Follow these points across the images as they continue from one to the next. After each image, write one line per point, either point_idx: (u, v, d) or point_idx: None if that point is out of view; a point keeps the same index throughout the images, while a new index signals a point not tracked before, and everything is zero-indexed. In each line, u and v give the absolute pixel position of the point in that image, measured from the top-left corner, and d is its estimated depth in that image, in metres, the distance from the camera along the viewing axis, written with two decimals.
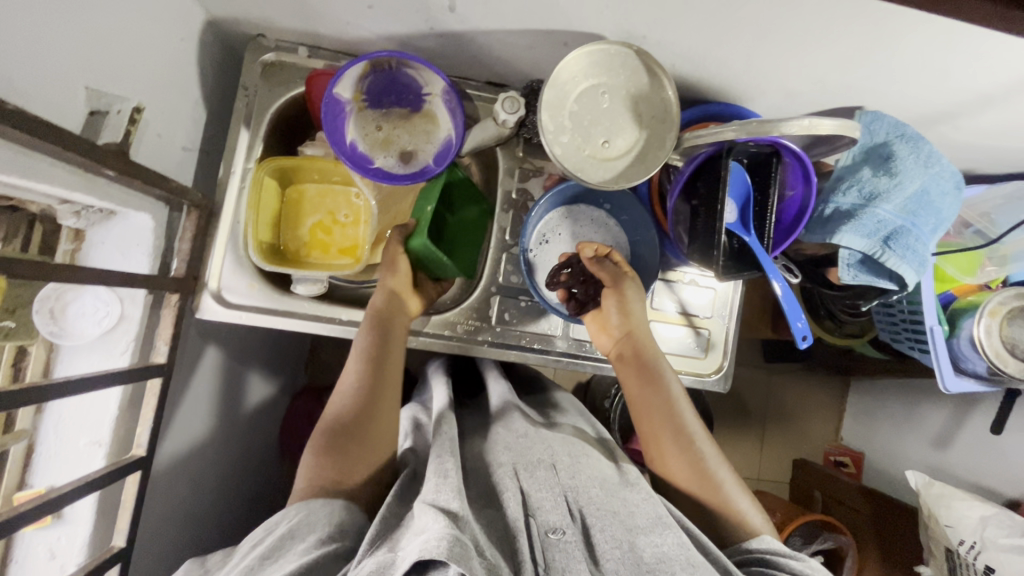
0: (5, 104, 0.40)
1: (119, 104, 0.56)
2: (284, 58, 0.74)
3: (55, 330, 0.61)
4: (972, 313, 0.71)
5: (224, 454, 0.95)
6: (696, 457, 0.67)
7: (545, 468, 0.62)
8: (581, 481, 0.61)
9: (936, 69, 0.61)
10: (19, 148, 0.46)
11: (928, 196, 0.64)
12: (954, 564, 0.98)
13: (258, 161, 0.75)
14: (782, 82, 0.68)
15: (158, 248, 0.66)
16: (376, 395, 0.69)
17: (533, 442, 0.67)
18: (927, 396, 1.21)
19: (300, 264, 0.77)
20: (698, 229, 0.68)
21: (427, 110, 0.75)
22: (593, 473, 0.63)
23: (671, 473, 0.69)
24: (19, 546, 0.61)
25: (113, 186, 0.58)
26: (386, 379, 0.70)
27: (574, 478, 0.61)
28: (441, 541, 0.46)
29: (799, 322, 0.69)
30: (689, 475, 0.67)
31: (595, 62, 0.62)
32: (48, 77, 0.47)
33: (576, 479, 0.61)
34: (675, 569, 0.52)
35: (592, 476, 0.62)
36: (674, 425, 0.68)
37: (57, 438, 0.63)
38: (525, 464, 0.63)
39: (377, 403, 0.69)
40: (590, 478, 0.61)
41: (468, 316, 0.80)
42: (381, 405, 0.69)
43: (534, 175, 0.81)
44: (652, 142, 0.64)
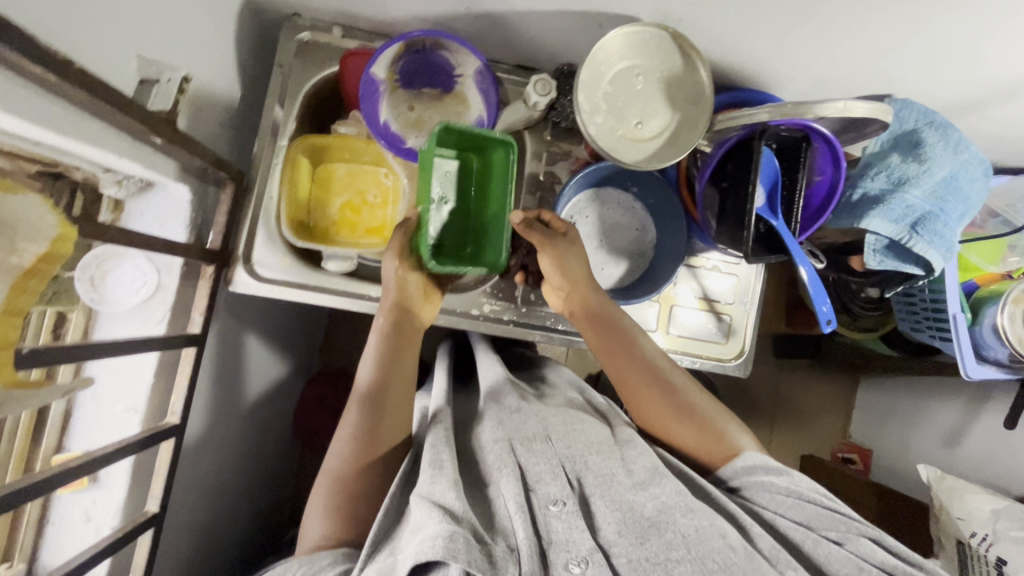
0: (73, 65, 0.41)
1: (169, 73, 0.57)
2: (319, 38, 0.75)
3: (95, 296, 0.63)
4: (995, 301, 0.72)
5: (244, 431, 0.96)
6: (666, 386, 0.70)
7: (541, 441, 0.62)
8: (578, 451, 0.61)
9: (969, 56, 0.61)
10: (76, 111, 0.47)
11: (957, 182, 0.65)
12: (965, 556, 0.99)
13: (292, 139, 0.76)
14: (813, 68, 0.69)
15: (194, 220, 0.68)
16: (385, 399, 0.68)
17: (527, 417, 0.67)
18: (938, 392, 1.22)
19: (329, 241, 0.78)
20: (727, 212, 0.69)
21: (459, 91, 0.76)
22: (588, 438, 0.64)
23: (647, 411, 0.71)
24: (56, 508, 0.64)
25: (157, 155, 0.59)
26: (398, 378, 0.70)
27: (571, 447, 0.62)
28: (436, 542, 0.48)
29: (824, 306, 0.69)
30: (661, 406, 0.69)
31: (631, 44, 0.63)
32: (105, 43, 0.48)
33: (571, 449, 0.61)
34: (676, 516, 0.53)
35: (587, 443, 0.63)
36: (637, 363, 0.71)
37: (94, 403, 0.65)
38: (522, 439, 0.63)
39: (393, 387, 0.69)
40: (585, 446, 0.62)
41: (495, 295, 0.82)
42: (388, 416, 0.68)
43: (561, 158, 0.82)
44: (684, 124, 0.65)
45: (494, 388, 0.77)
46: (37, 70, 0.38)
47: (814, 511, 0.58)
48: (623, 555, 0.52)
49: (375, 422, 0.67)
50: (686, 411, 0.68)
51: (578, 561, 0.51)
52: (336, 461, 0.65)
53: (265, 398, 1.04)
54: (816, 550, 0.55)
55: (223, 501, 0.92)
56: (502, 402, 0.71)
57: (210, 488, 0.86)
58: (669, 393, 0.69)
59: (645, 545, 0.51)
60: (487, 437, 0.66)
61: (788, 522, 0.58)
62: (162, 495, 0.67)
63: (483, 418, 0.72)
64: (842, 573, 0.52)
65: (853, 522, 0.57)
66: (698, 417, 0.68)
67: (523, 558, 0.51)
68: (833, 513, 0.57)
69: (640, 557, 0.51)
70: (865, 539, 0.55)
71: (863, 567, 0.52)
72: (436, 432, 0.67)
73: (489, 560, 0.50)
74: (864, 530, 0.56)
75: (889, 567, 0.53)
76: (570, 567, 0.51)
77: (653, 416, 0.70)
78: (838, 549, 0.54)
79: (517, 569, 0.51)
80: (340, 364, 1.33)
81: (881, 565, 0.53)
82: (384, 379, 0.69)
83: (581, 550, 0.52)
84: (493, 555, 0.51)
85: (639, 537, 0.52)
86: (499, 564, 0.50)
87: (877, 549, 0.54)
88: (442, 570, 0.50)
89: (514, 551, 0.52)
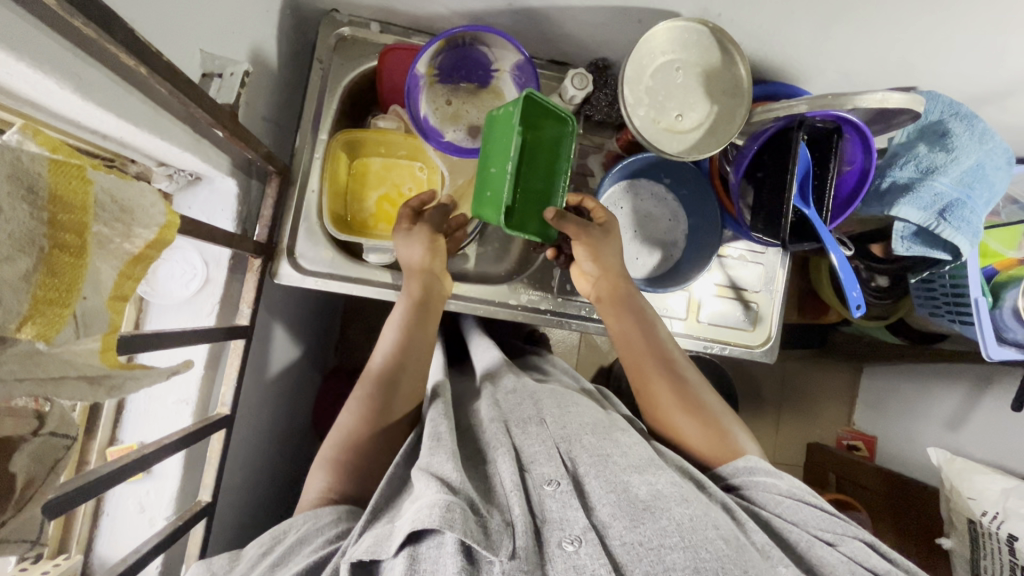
0: (160, 56, 0.42)
1: (232, 67, 0.57)
2: (357, 33, 0.77)
3: (148, 288, 0.65)
4: (1017, 284, 0.75)
5: (271, 425, 0.97)
6: (677, 378, 0.72)
7: (535, 423, 0.67)
8: (572, 431, 0.65)
9: (995, 49, 0.64)
10: (145, 102, 0.48)
11: (983, 170, 0.68)
12: (976, 535, 1.01)
13: (330, 133, 0.77)
14: (844, 63, 0.71)
15: (241, 212, 0.68)
16: (397, 382, 0.70)
17: (522, 398, 0.73)
18: (942, 378, 1.26)
19: (366, 234, 0.80)
20: (764, 200, 0.71)
21: (495, 86, 0.78)
22: (584, 419, 0.67)
23: (655, 399, 0.73)
24: (111, 500, 0.65)
25: (212, 148, 0.60)
26: (410, 363, 0.71)
27: (566, 429, 0.65)
28: (432, 510, 0.49)
29: (854, 291, 0.71)
30: (669, 395, 0.71)
31: (674, 38, 0.65)
32: (175, 34, 0.49)
33: (566, 430, 0.65)
34: (670, 504, 0.53)
35: (583, 424, 0.66)
36: (654, 354, 0.73)
37: (146, 397, 0.66)
38: (517, 421, 0.69)
39: (405, 363, 0.71)
40: (580, 426, 0.66)
41: (531, 286, 0.84)
42: (396, 400, 0.69)
43: (593, 151, 0.84)
44: (722, 117, 0.68)
45: (495, 373, 0.83)
46: (131, 60, 0.39)
47: (812, 512, 0.59)
48: (618, 538, 0.52)
49: (389, 394, 0.68)
50: (695, 405, 0.70)
51: (571, 539, 0.52)
52: (349, 419, 0.67)
53: (288, 393, 1.04)
54: (811, 551, 0.55)
55: (252, 494, 0.92)
56: (500, 383, 0.79)
57: (242, 480, 0.87)
58: (680, 386, 0.72)
59: (640, 528, 0.52)
60: (483, 415, 0.72)
61: (785, 522, 0.59)
62: (213, 485, 0.67)
63: (479, 396, 0.79)
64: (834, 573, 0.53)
65: (848, 527, 0.58)
66: (705, 413, 0.70)
67: (518, 533, 0.52)
68: (831, 517, 0.58)
69: (634, 540, 0.51)
70: (861, 543, 0.56)
71: (856, 570, 0.52)
72: (435, 406, 0.70)
73: (484, 531, 0.51)
74: (859, 535, 0.57)
75: (881, 572, 0.53)
76: (563, 545, 0.52)
77: (662, 407, 0.72)
78: (832, 551, 0.54)
79: (512, 542, 0.51)
80: (358, 359, 1.34)
81: (875, 569, 0.53)
82: (402, 359, 0.71)
83: (574, 529, 0.52)
84: (488, 527, 0.51)
85: (634, 519, 0.52)
86: (493, 536, 0.51)
87: (872, 553, 0.54)
88: (435, 537, 0.51)
89: (509, 525, 0.53)
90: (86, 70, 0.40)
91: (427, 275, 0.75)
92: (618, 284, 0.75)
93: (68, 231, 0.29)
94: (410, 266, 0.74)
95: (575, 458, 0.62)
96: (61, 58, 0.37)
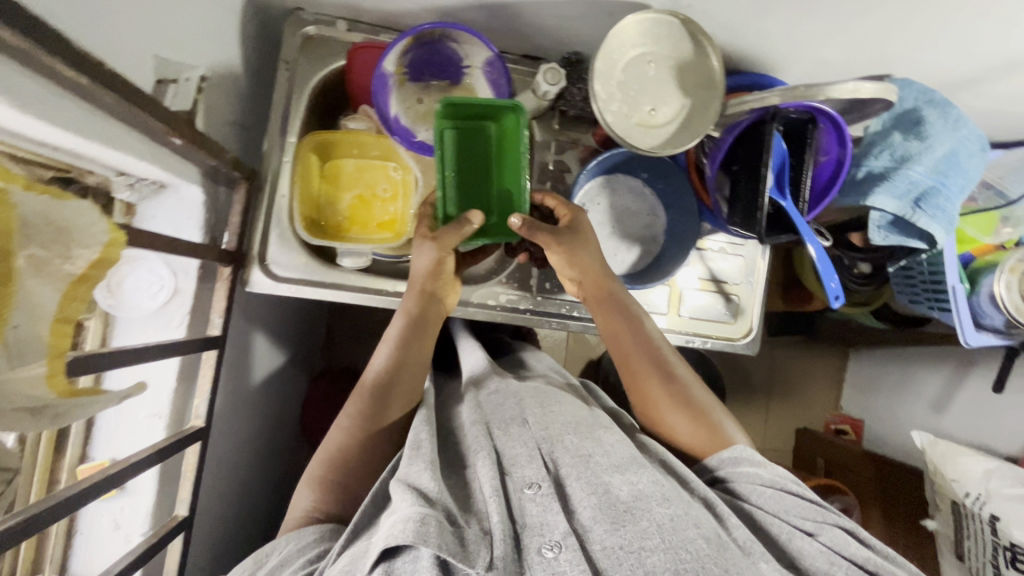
0: (102, 65, 0.40)
1: (188, 73, 0.57)
2: (324, 32, 0.75)
3: (112, 302, 0.62)
4: (993, 271, 0.76)
5: (255, 432, 0.95)
6: (668, 374, 0.71)
7: (518, 424, 0.66)
8: (554, 431, 0.64)
9: (968, 35, 0.63)
10: (94, 113, 0.46)
11: (957, 157, 0.68)
12: (960, 515, 1.02)
13: (299, 135, 0.76)
14: (818, 51, 0.70)
15: (208, 220, 0.67)
16: (389, 393, 0.69)
17: (504, 399, 0.72)
18: (925, 360, 1.26)
19: (340, 238, 0.78)
20: (740, 194, 0.70)
21: (466, 83, 0.76)
22: (566, 418, 0.66)
23: (648, 397, 0.72)
24: (83, 519, 0.63)
25: (174, 157, 0.59)
26: (407, 372, 0.71)
27: (548, 428, 0.64)
28: (407, 525, 0.49)
29: (832, 282, 0.71)
30: (660, 392, 0.71)
31: (644, 31, 0.64)
32: (122, 42, 0.47)
33: (548, 431, 0.64)
34: (651, 505, 0.52)
35: (565, 424, 0.65)
36: (644, 349, 0.73)
37: (118, 413, 0.64)
38: (499, 422, 0.68)
39: (403, 373, 0.70)
40: (563, 425, 0.65)
41: (510, 286, 0.83)
42: (390, 411, 0.68)
43: (569, 147, 0.83)
44: (696, 110, 0.67)
45: (478, 375, 0.82)
46: (68, 71, 0.38)
47: (793, 501, 0.59)
48: (598, 543, 0.51)
49: (379, 408, 0.68)
50: (686, 400, 0.70)
51: (551, 545, 0.51)
52: (337, 436, 0.67)
53: (272, 398, 1.02)
54: (791, 543, 0.55)
55: (238, 503, 0.91)
56: (484, 385, 0.78)
57: (226, 490, 0.85)
58: (670, 379, 0.71)
59: (621, 531, 0.51)
60: (466, 418, 0.71)
61: (766, 514, 0.58)
62: (190, 498, 0.66)
63: (464, 400, 0.78)
64: (814, 566, 0.53)
65: (829, 514, 0.58)
66: (697, 408, 0.69)
67: (496, 542, 0.52)
68: (811, 504, 0.58)
69: (614, 544, 0.50)
70: (841, 530, 0.56)
71: (834, 561, 0.53)
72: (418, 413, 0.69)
73: (461, 543, 0.50)
74: (840, 523, 0.57)
75: (861, 561, 0.52)
76: (543, 551, 0.51)
77: (654, 401, 0.71)
78: (811, 543, 0.54)
79: (489, 552, 0.51)
80: (344, 361, 1.32)
81: (855, 559, 0.53)
82: (396, 369, 0.70)
83: (554, 534, 0.52)
84: (464, 538, 0.51)
85: (615, 522, 0.52)
86: (470, 547, 0.50)
87: (852, 541, 0.54)
88: (412, 551, 0.51)
89: (486, 535, 0.53)
90: (23, 81, 0.38)
91: (429, 295, 0.74)
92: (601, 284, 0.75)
93: None
94: (418, 273, 0.73)
95: (556, 459, 0.61)
96: None
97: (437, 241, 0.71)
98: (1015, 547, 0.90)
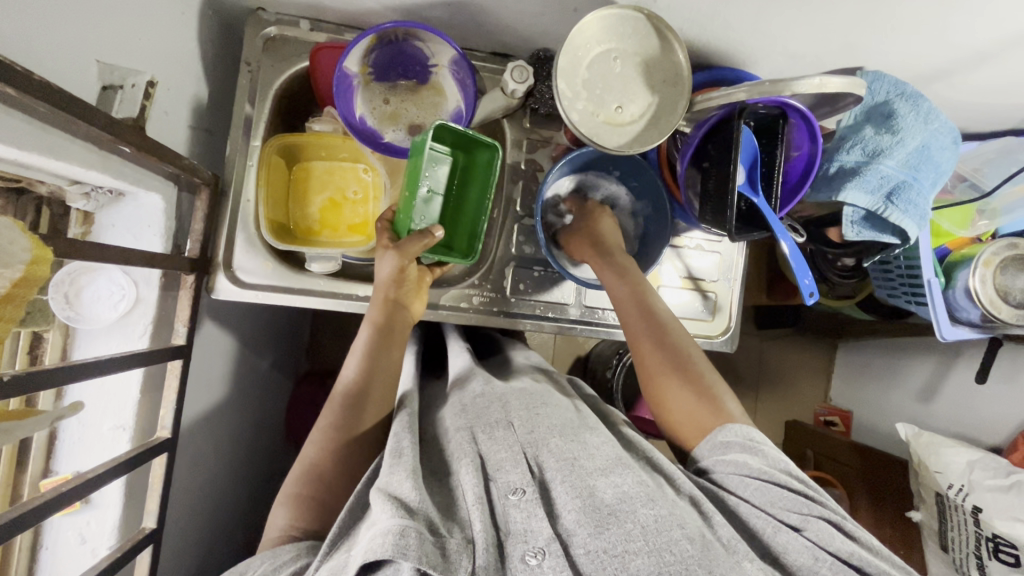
0: (31, 75, 0.39)
1: (133, 78, 0.54)
2: (286, 32, 0.73)
3: (72, 314, 0.60)
4: (967, 265, 0.76)
5: (235, 437, 0.95)
6: (675, 354, 0.71)
7: (502, 428, 0.65)
8: (540, 435, 0.63)
9: (936, 27, 0.62)
10: (31, 123, 0.45)
11: (929, 151, 0.67)
12: (944, 508, 1.01)
13: (264, 138, 0.74)
14: (787, 45, 0.69)
15: (170, 228, 0.65)
16: (364, 398, 0.69)
17: (490, 401, 0.71)
18: (910, 352, 1.25)
19: (310, 242, 0.77)
20: (710, 193, 0.69)
21: (434, 82, 0.75)
22: (552, 421, 0.66)
23: (648, 371, 0.71)
24: (48, 532, 0.62)
25: (127, 165, 0.57)
26: (382, 373, 0.70)
27: (533, 432, 0.64)
28: (387, 538, 0.48)
29: (806, 279, 0.70)
30: (667, 371, 0.70)
31: (608, 27, 0.62)
32: (59, 49, 0.46)
33: (534, 434, 0.63)
34: (635, 507, 0.52)
35: (551, 426, 0.65)
36: (649, 313, 0.72)
37: (80, 426, 0.63)
38: (483, 426, 0.67)
39: (376, 376, 0.70)
40: (549, 429, 0.64)
41: (483, 288, 0.82)
42: (364, 417, 0.68)
43: (541, 145, 0.82)
44: (664, 106, 0.66)
45: (458, 378, 0.82)
46: None
47: (778, 493, 0.56)
48: (581, 546, 0.50)
49: (352, 417, 0.67)
50: (686, 374, 0.69)
51: (534, 552, 0.51)
52: (313, 449, 0.66)
53: (253, 404, 1.01)
54: (776, 538, 0.53)
55: (219, 509, 0.90)
56: (468, 387, 0.77)
57: (205, 497, 0.85)
58: (671, 349, 0.71)
59: (605, 535, 0.50)
60: (449, 424, 0.71)
61: (751, 508, 0.56)
62: (158, 510, 0.65)
63: (447, 403, 0.78)
64: (798, 562, 0.51)
65: (814, 505, 0.55)
66: (702, 387, 0.68)
67: (478, 551, 0.51)
68: (797, 496, 0.56)
69: (598, 548, 0.49)
70: (825, 523, 0.54)
71: (818, 557, 0.51)
72: (399, 418, 0.69)
73: (443, 553, 0.49)
74: (826, 514, 0.54)
75: (845, 556, 0.51)
76: (526, 559, 0.50)
77: (654, 369, 0.71)
78: (796, 537, 0.53)
79: (471, 562, 0.50)
80: (330, 363, 1.32)
81: (838, 554, 0.51)
82: (368, 378, 0.70)
83: (538, 541, 0.51)
84: (446, 548, 0.50)
85: (598, 526, 0.51)
86: (452, 557, 0.50)
87: (836, 535, 0.52)
88: (393, 565, 0.49)
89: (469, 543, 0.52)
90: None
91: (394, 304, 0.73)
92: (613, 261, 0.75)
93: None
94: (380, 279, 0.73)
95: (527, 464, 0.60)
96: None
97: (397, 249, 0.71)
98: (997, 538, 0.90)
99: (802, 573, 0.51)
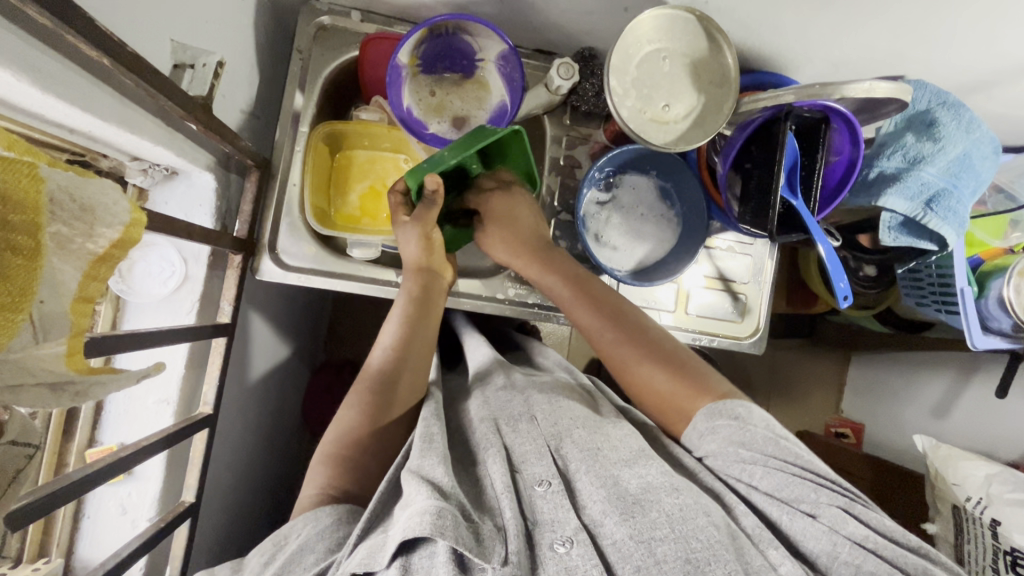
0: (123, 46, 0.40)
1: (205, 58, 0.55)
2: (338, 23, 0.75)
3: (124, 287, 0.63)
4: (1001, 274, 0.77)
5: (259, 420, 0.95)
6: (638, 335, 0.69)
7: (526, 421, 0.66)
8: (563, 427, 0.64)
9: (983, 39, 0.63)
10: (105, 92, 0.46)
11: (970, 160, 0.68)
12: (960, 520, 0.99)
13: (312, 125, 0.76)
14: (832, 52, 0.70)
15: (220, 207, 0.67)
16: (406, 362, 0.70)
17: (512, 396, 0.72)
18: (928, 365, 1.25)
19: (353, 228, 0.78)
20: (750, 193, 0.71)
21: (479, 76, 0.76)
22: (574, 413, 0.66)
23: (618, 356, 0.69)
24: (90, 503, 0.64)
25: (188, 142, 0.58)
26: (418, 346, 0.72)
27: (557, 424, 0.64)
28: (423, 518, 0.48)
29: (842, 283, 0.69)
30: (636, 352, 0.68)
31: (659, 27, 0.64)
32: (138, 25, 0.47)
33: (557, 425, 0.64)
34: (659, 495, 0.52)
35: (574, 418, 0.65)
36: (601, 301, 0.72)
37: (127, 398, 0.64)
38: (508, 419, 0.67)
39: (413, 349, 0.71)
40: (571, 420, 0.65)
41: (518, 280, 0.84)
42: (399, 390, 0.69)
43: (580, 142, 0.84)
44: (709, 106, 0.67)
45: (484, 370, 0.82)
46: (91, 51, 0.38)
47: (783, 479, 0.54)
48: (608, 537, 0.50)
49: (385, 400, 0.67)
50: (654, 351, 0.67)
51: (562, 540, 0.51)
52: (351, 415, 0.66)
53: (275, 391, 1.01)
54: (792, 525, 0.52)
55: (240, 491, 0.90)
56: (490, 381, 0.78)
57: (231, 478, 0.85)
58: (634, 333, 0.69)
59: (630, 522, 0.50)
60: (475, 415, 0.71)
61: (763, 496, 0.55)
62: (197, 485, 0.66)
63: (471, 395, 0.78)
64: (814, 548, 0.50)
65: (824, 491, 0.52)
66: (671, 363, 0.66)
67: (510, 538, 0.51)
68: (804, 480, 0.53)
69: (624, 536, 0.49)
70: (839, 508, 0.51)
71: (837, 541, 0.49)
72: (428, 406, 0.69)
73: (477, 538, 0.50)
74: (838, 499, 0.52)
75: (860, 539, 0.49)
76: (554, 547, 0.51)
77: (621, 358, 0.69)
78: (812, 523, 0.51)
79: (504, 548, 0.50)
80: (348, 355, 1.32)
81: (853, 537, 0.49)
82: (403, 354, 0.70)
83: (566, 530, 0.52)
84: (480, 533, 0.50)
85: (625, 513, 0.51)
86: (486, 543, 0.50)
87: (850, 519, 0.50)
88: (429, 546, 0.50)
89: (501, 531, 0.52)
90: (41, 59, 0.38)
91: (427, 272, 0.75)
92: (568, 276, 0.74)
93: (20, 233, 0.29)
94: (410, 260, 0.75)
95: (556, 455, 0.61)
96: (12, 47, 0.36)
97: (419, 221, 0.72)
98: (1015, 551, 0.88)
99: (823, 561, 0.49)
